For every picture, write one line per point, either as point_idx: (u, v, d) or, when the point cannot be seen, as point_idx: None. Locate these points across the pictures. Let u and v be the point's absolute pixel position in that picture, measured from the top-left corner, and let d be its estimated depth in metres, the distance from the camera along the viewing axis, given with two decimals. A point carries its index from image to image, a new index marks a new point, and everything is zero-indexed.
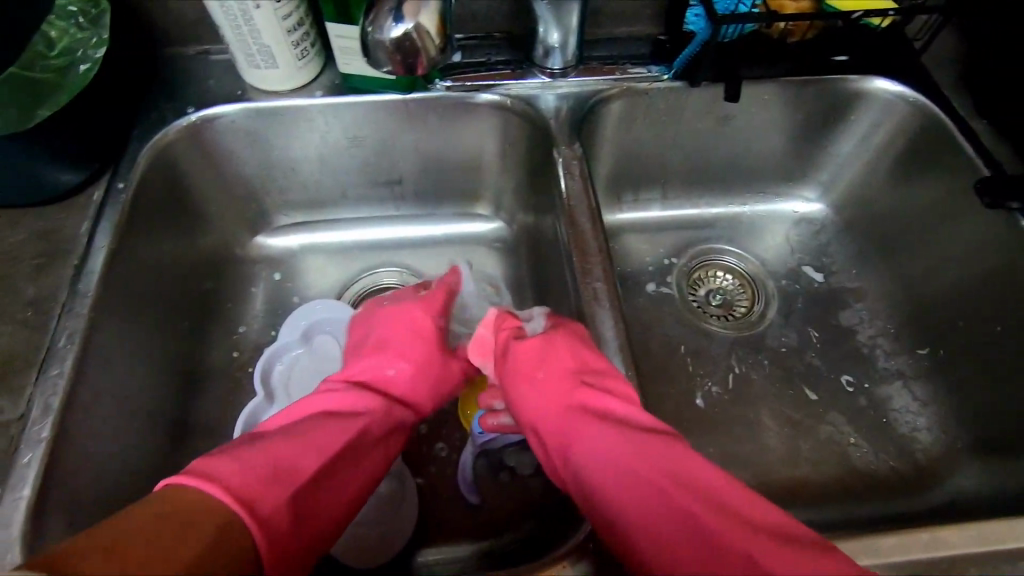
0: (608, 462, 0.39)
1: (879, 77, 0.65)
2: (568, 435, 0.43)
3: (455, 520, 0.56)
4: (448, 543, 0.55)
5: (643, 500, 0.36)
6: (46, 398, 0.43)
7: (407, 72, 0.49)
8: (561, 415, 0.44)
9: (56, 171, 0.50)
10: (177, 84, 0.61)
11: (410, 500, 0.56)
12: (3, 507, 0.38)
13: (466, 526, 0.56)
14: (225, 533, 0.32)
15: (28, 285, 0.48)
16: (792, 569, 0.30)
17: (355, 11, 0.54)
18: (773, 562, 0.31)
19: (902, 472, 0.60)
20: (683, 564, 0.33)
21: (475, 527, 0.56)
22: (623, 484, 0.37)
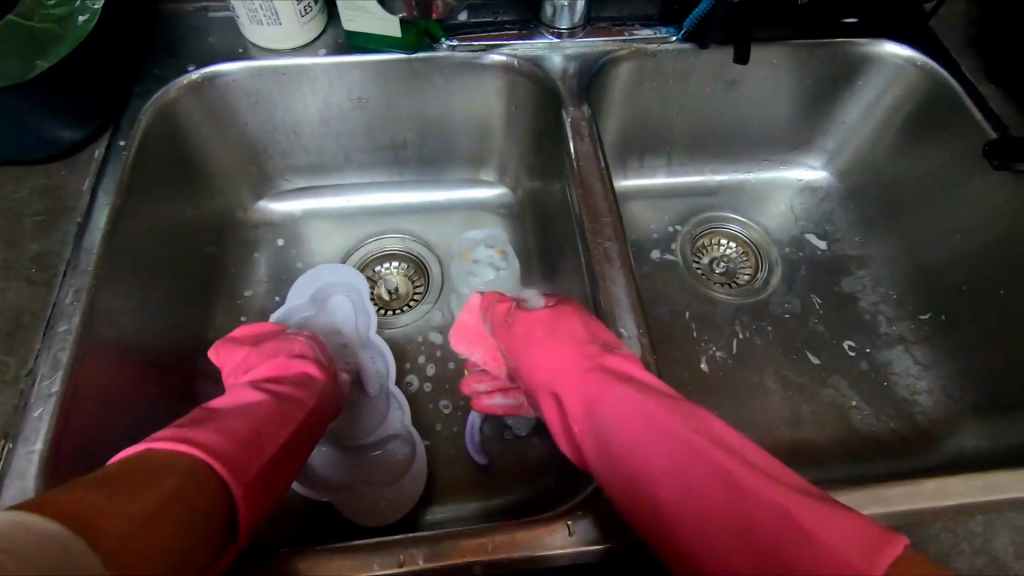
0: (625, 417, 0.37)
1: (889, 41, 0.64)
2: (586, 397, 0.41)
3: (463, 479, 0.57)
4: (457, 501, 0.56)
5: (662, 454, 0.34)
6: (55, 353, 0.42)
7: (421, 14, 0.48)
8: (576, 374, 0.43)
9: (56, 126, 0.49)
10: (176, 40, 0.59)
11: (417, 461, 0.57)
12: (16, 459, 0.38)
13: (474, 485, 0.56)
14: (195, 483, 0.31)
15: (32, 242, 0.48)
16: (820, 520, 0.29)
17: None
18: (800, 513, 0.29)
19: (902, 433, 0.61)
20: (710, 520, 0.31)
21: (483, 486, 0.56)
22: (641, 440, 0.36)
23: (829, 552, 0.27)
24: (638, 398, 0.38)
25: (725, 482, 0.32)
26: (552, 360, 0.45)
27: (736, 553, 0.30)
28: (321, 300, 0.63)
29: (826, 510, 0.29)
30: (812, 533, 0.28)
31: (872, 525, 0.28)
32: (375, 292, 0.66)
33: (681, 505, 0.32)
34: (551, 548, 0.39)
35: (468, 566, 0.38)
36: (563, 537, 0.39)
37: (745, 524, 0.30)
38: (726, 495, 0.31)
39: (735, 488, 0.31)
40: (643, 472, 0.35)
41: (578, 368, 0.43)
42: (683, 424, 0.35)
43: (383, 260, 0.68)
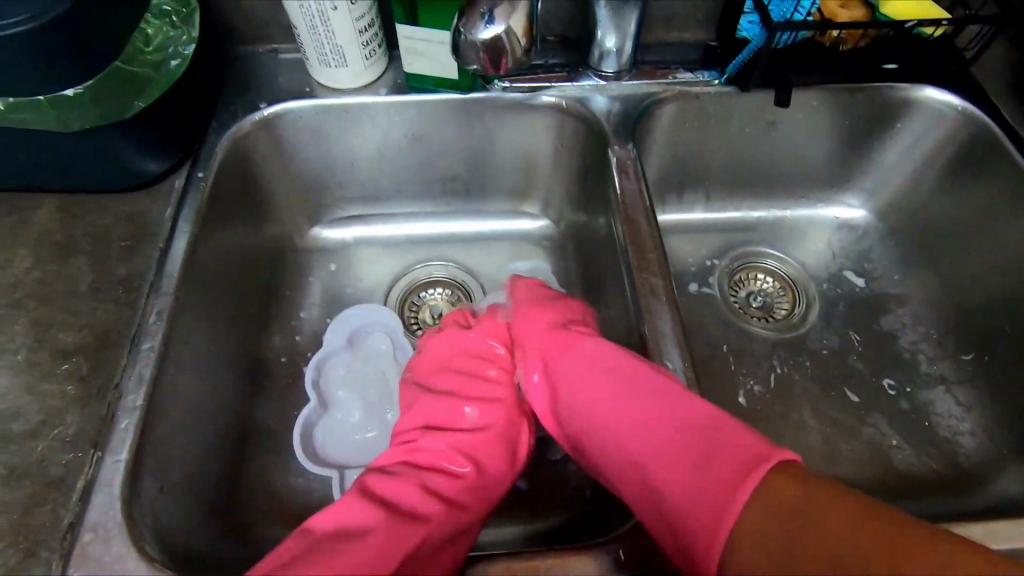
0: (589, 372, 0.47)
1: (929, 86, 0.66)
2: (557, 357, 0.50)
3: (506, 501, 0.58)
4: (500, 524, 0.57)
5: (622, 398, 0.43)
6: (140, 369, 0.45)
7: (493, 67, 0.53)
8: (552, 340, 0.52)
9: (142, 159, 0.54)
10: (249, 80, 0.64)
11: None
12: (104, 468, 0.41)
13: (516, 508, 0.57)
14: None
15: (119, 265, 0.52)
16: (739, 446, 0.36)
17: (421, 11, 0.56)
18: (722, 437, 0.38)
19: (944, 474, 0.61)
20: (653, 447, 0.39)
21: (526, 510, 0.57)
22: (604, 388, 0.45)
23: (738, 449, 0.36)
24: (601, 354, 0.48)
25: (667, 415, 0.40)
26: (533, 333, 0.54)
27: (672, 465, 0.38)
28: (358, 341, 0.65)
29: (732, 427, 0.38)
30: (724, 438, 0.37)
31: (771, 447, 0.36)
32: (420, 317, 0.69)
33: (637, 444, 0.40)
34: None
35: None
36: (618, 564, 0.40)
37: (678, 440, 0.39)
38: (667, 424, 0.40)
39: (673, 417, 0.40)
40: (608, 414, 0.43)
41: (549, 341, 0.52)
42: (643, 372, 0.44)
43: (429, 287, 0.71)
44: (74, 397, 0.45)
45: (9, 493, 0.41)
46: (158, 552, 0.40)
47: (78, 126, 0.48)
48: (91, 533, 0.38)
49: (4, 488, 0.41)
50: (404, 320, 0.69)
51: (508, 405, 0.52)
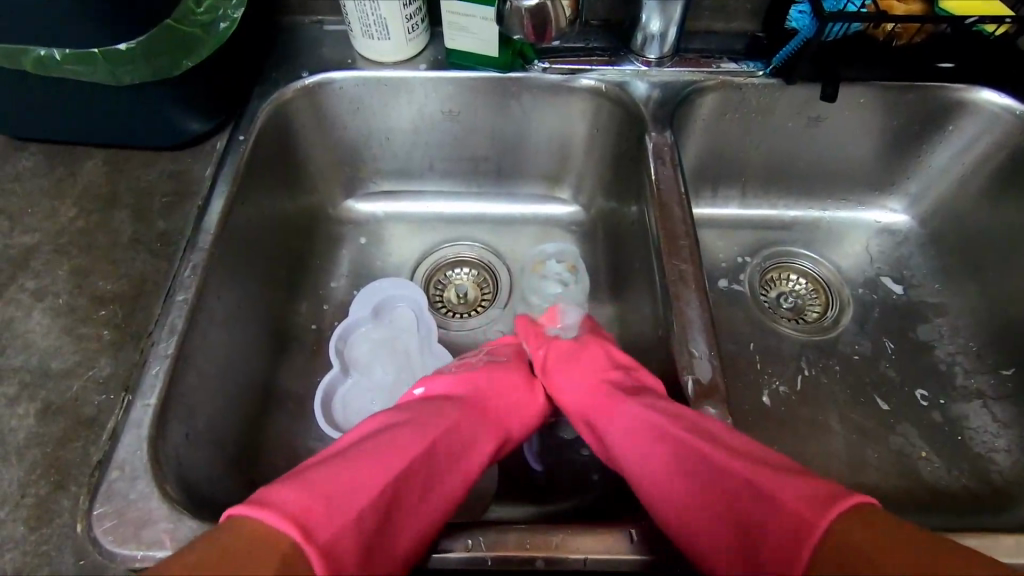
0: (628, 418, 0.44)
1: (986, 88, 0.63)
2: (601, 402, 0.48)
3: (525, 482, 0.57)
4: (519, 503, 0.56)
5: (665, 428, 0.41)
6: (173, 320, 0.47)
7: (536, 36, 0.55)
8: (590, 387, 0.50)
9: (187, 118, 0.55)
10: (294, 49, 0.65)
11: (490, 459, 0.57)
12: (133, 411, 0.42)
13: (535, 489, 0.57)
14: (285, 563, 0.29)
15: (159, 219, 0.53)
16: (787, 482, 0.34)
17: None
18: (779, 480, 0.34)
19: (976, 491, 0.58)
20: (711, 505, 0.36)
21: (546, 492, 0.57)
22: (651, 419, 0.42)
23: (797, 487, 0.33)
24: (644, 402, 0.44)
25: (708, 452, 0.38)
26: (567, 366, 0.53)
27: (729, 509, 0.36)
28: (384, 313, 0.65)
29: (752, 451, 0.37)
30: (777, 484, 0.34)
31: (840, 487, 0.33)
32: (445, 295, 0.69)
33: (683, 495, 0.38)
34: (610, 554, 0.39)
35: (530, 561, 0.39)
36: (622, 545, 0.39)
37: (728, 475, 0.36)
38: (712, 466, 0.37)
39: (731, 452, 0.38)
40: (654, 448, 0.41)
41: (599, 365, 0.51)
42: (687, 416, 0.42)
43: (456, 265, 0.71)
44: (109, 342, 0.46)
45: (43, 427, 0.42)
46: (179, 495, 0.41)
47: (128, 80, 0.50)
48: (118, 471, 0.40)
49: (39, 422, 0.43)
50: (429, 296, 0.69)
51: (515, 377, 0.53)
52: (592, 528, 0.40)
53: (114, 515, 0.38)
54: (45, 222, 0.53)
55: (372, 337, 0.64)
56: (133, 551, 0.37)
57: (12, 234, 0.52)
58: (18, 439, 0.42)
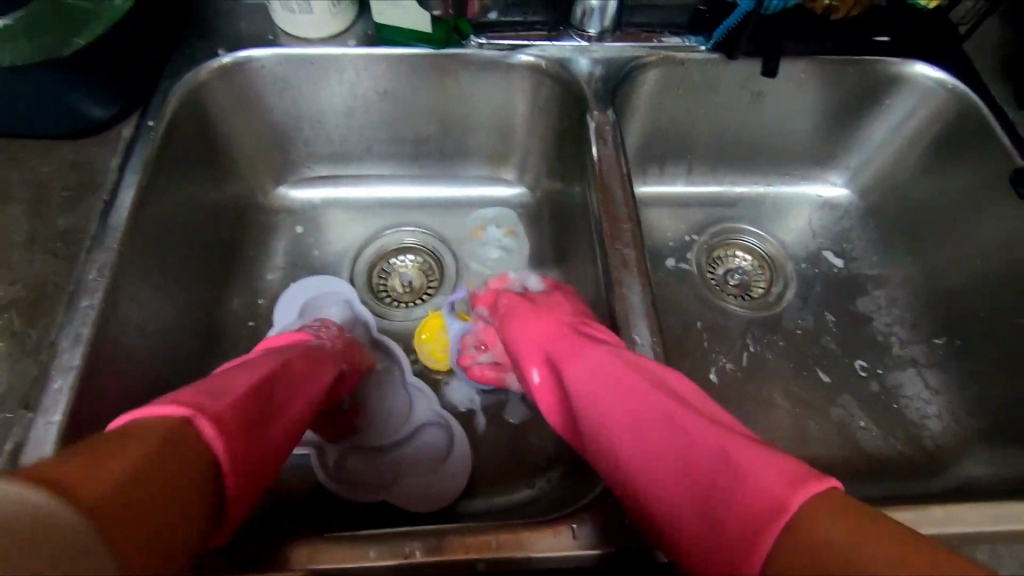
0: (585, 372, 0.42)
1: (920, 61, 0.64)
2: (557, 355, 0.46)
3: (488, 469, 0.56)
4: (486, 493, 0.55)
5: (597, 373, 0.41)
6: (77, 327, 0.43)
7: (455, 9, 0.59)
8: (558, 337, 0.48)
9: (85, 103, 0.50)
10: (208, 24, 0.60)
11: (443, 447, 0.57)
12: (34, 431, 0.39)
13: (500, 475, 0.56)
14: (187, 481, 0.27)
15: (60, 215, 0.48)
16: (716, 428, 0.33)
17: None
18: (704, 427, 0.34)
19: (910, 456, 0.61)
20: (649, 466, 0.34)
21: (514, 475, 0.56)
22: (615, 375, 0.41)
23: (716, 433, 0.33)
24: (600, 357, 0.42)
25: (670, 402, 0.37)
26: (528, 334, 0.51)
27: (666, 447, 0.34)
28: (315, 309, 0.63)
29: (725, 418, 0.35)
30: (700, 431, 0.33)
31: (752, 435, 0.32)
32: (388, 284, 0.67)
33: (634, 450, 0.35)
34: (559, 551, 0.38)
35: (470, 565, 0.38)
36: (565, 539, 0.39)
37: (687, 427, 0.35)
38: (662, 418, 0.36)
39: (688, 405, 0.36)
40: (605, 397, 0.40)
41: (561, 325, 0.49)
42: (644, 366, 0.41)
43: (398, 253, 0.68)
44: (5, 355, 0.42)
45: None
46: None
47: (9, 62, 0.44)
48: None
49: None
50: (371, 286, 0.66)
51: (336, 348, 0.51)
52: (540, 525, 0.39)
53: None
54: None
55: None
56: None
57: None
58: None
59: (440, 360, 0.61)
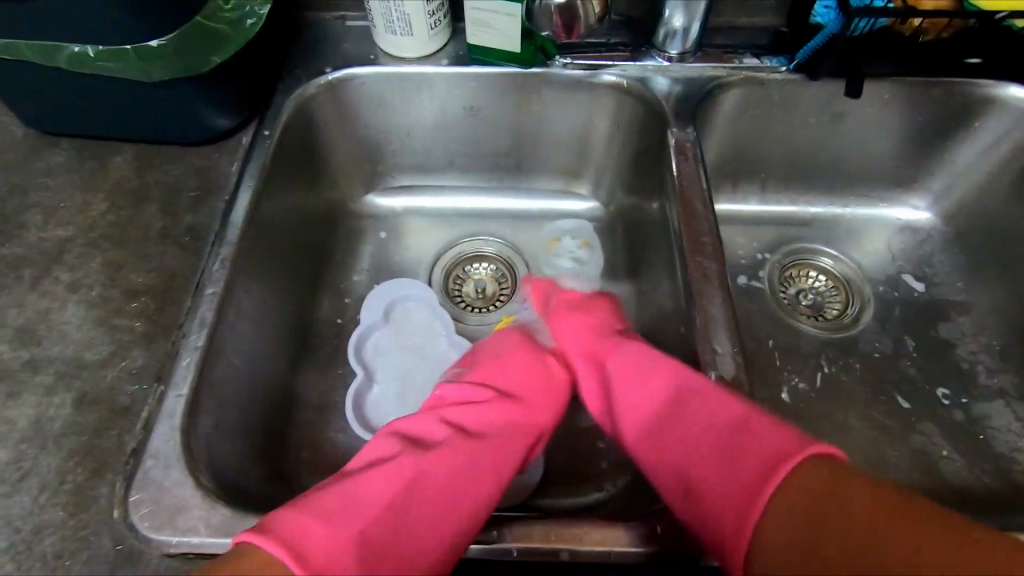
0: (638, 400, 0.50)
1: (1015, 83, 0.62)
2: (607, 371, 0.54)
3: (558, 472, 0.58)
4: (557, 496, 0.56)
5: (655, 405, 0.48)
6: (203, 312, 0.47)
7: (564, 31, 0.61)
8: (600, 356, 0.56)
9: (215, 115, 0.56)
10: (316, 45, 0.66)
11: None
12: (166, 402, 0.43)
13: (570, 479, 0.57)
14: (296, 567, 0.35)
15: (187, 213, 0.54)
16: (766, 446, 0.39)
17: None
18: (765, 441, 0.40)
19: (997, 490, 0.58)
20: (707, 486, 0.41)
21: (584, 480, 0.57)
22: (653, 392, 0.49)
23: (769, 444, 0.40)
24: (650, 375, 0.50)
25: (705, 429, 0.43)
26: (579, 338, 0.59)
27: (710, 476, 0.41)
28: (399, 308, 0.66)
29: (778, 429, 0.40)
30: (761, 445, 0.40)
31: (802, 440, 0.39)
32: (464, 289, 0.70)
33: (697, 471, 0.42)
34: (609, 547, 0.39)
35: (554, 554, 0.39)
36: (620, 538, 0.40)
37: (721, 449, 0.42)
38: (698, 436, 0.44)
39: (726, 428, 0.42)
40: (644, 411, 0.48)
41: (610, 343, 0.56)
42: (681, 376, 0.47)
43: (475, 260, 0.71)
44: (140, 334, 0.47)
45: (79, 416, 0.44)
46: (211, 484, 0.42)
47: (158, 77, 0.50)
48: (152, 459, 0.41)
49: (75, 411, 0.44)
50: (448, 291, 0.70)
51: (514, 383, 0.55)
52: (584, 524, 0.40)
53: (149, 502, 0.39)
54: (77, 216, 0.54)
55: (387, 340, 0.64)
56: (169, 538, 0.38)
57: (45, 228, 0.53)
58: (56, 427, 0.43)
59: None
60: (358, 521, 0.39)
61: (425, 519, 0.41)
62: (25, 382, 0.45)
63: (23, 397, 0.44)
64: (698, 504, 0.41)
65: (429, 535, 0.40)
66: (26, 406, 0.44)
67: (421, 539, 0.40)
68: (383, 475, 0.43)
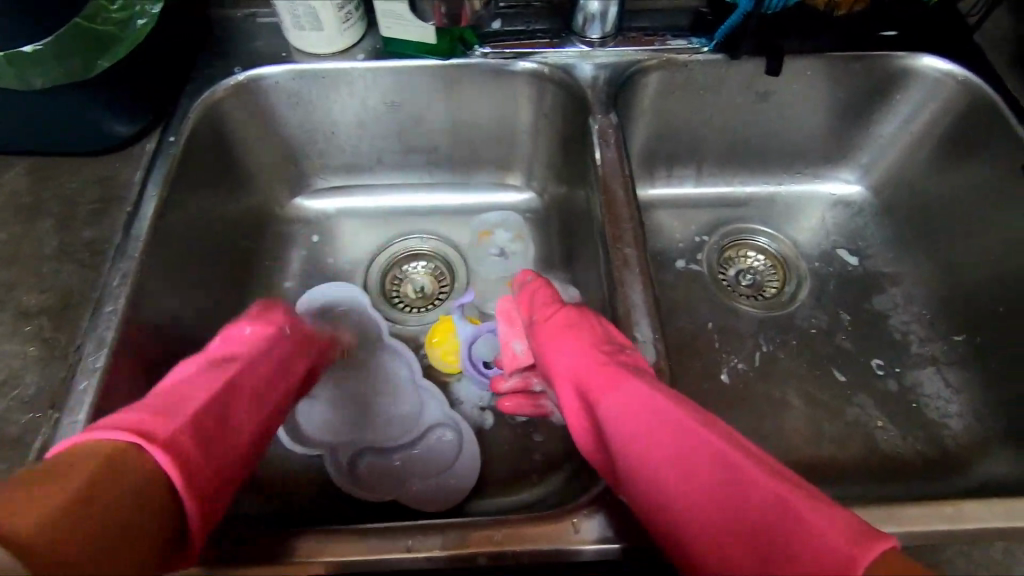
0: (633, 412, 0.38)
1: (928, 54, 0.63)
2: (601, 390, 0.42)
3: (498, 470, 0.57)
4: (497, 495, 0.55)
5: (654, 435, 0.36)
6: (101, 332, 0.45)
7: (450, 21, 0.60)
8: (595, 366, 0.44)
9: (113, 122, 0.53)
10: (225, 44, 0.63)
11: (455, 450, 0.57)
12: (61, 429, 0.41)
13: (510, 476, 0.56)
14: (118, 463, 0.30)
15: (87, 227, 0.51)
16: (813, 509, 0.30)
17: None
18: (805, 512, 0.30)
19: (929, 457, 0.59)
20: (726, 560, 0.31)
21: (525, 476, 0.56)
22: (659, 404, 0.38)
23: (827, 534, 0.29)
24: (650, 399, 0.38)
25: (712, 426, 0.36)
26: (569, 357, 0.47)
27: (737, 553, 0.31)
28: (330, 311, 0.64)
29: (820, 503, 0.30)
30: (806, 517, 0.30)
31: (870, 525, 0.29)
32: (401, 289, 0.68)
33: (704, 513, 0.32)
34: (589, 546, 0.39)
35: (472, 558, 0.38)
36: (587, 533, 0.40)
37: (751, 513, 0.31)
38: (709, 455, 0.34)
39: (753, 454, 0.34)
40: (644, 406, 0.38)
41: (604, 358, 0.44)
42: (690, 408, 0.37)
43: (410, 259, 0.70)
44: (34, 358, 0.44)
45: None
46: None
47: (40, 84, 0.47)
48: None
49: None
50: (384, 292, 0.68)
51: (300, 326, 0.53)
52: (506, 526, 0.39)
53: None
54: None
55: None
56: None
57: None
58: None
59: (450, 363, 0.62)
60: (184, 407, 0.35)
61: (257, 420, 0.40)
62: None
63: None
64: (700, 550, 0.32)
65: (255, 428, 0.40)
66: None
67: (241, 439, 0.38)
68: (205, 386, 0.38)
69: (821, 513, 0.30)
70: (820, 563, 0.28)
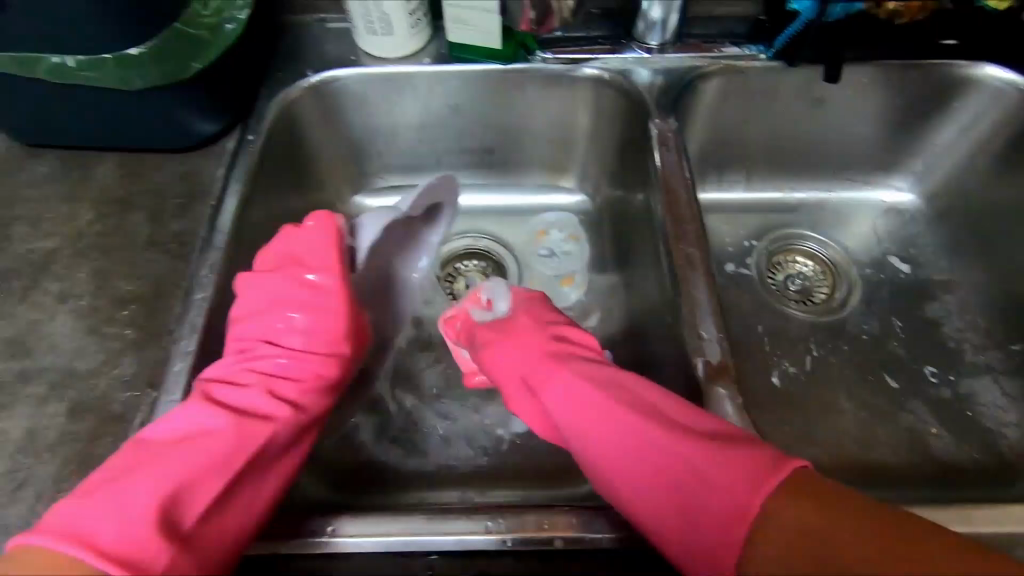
0: (574, 398, 0.44)
1: (990, 63, 0.63)
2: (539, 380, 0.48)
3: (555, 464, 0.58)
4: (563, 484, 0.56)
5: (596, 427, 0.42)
6: (193, 317, 0.48)
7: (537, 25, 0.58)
8: (535, 360, 0.49)
9: (199, 121, 0.56)
10: (298, 48, 0.66)
11: (463, 444, 0.58)
12: (160, 407, 0.43)
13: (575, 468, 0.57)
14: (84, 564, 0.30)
15: (174, 220, 0.54)
16: (723, 465, 0.35)
17: None
18: (709, 463, 0.36)
19: (985, 465, 0.59)
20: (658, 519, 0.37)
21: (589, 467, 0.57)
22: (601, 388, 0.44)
23: (730, 488, 0.34)
24: (585, 388, 0.44)
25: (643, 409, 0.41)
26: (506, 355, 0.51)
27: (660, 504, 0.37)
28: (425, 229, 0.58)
29: (726, 451, 0.36)
30: (716, 476, 0.35)
31: (767, 455, 0.35)
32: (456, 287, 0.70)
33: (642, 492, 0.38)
34: None
35: (549, 541, 0.40)
36: None
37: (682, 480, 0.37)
38: (645, 438, 0.39)
39: (672, 421, 0.40)
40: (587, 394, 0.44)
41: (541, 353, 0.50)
42: (620, 389, 0.43)
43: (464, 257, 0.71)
44: (131, 341, 0.47)
45: (73, 425, 0.44)
46: None
47: (139, 85, 0.50)
48: None
49: (69, 420, 0.44)
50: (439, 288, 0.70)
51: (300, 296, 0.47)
52: (582, 514, 0.40)
53: None
54: (65, 226, 0.54)
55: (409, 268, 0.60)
56: None
57: (33, 240, 0.53)
58: (50, 437, 0.43)
59: None
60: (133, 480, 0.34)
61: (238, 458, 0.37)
62: (18, 393, 0.45)
63: (15, 408, 0.44)
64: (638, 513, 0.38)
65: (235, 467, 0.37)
66: (21, 416, 0.44)
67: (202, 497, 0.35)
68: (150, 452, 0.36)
69: (731, 466, 0.35)
70: (725, 513, 0.34)
